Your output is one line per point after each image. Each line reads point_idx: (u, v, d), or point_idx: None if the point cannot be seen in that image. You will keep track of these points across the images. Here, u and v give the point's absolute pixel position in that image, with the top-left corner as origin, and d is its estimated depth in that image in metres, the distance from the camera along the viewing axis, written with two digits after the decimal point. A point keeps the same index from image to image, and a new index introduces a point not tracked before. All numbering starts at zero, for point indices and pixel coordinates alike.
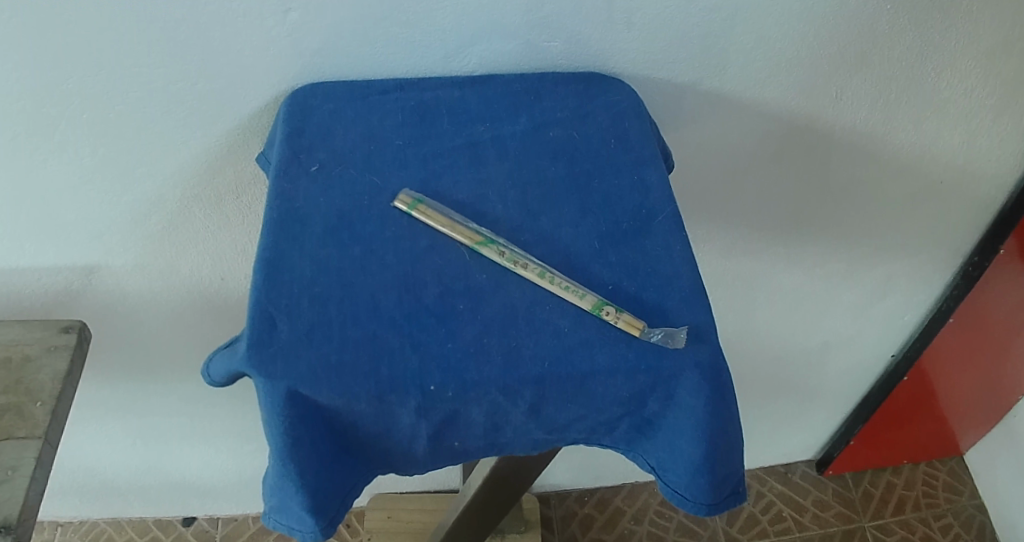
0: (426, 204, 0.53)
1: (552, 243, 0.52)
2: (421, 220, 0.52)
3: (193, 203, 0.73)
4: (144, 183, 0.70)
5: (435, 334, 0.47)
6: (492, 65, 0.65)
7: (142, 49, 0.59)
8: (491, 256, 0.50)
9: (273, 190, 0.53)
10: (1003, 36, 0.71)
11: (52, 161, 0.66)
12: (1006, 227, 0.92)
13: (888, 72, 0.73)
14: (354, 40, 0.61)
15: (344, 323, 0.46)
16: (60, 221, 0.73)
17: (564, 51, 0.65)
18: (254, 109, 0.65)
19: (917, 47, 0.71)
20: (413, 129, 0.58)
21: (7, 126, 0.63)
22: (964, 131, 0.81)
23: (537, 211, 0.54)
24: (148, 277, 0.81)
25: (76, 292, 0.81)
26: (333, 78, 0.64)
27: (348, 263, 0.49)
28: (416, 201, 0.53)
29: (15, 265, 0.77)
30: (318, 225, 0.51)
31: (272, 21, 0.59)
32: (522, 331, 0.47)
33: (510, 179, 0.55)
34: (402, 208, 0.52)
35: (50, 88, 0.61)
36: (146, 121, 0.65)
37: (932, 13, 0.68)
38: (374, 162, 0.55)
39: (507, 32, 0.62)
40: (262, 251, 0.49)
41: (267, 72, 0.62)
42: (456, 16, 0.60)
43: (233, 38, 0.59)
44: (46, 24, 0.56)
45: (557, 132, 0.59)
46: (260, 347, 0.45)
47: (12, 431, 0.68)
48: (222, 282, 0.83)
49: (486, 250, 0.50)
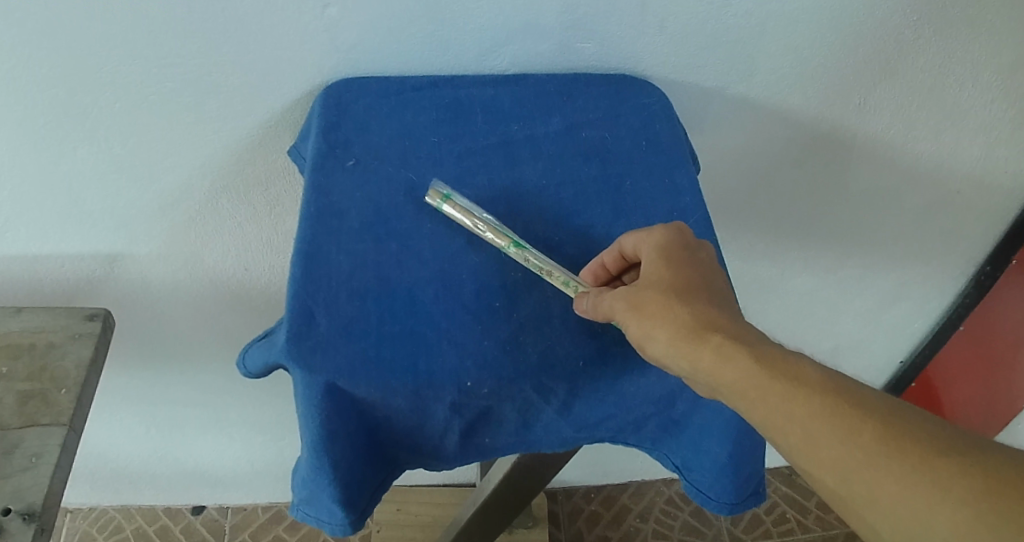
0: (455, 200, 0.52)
1: (585, 245, 0.53)
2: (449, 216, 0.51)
3: (220, 195, 0.74)
4: (172, 173, 0.71)
5: (472, 331, 0.47)
6: (525, 65, 0.65)
7: (178, 41, 0.60)
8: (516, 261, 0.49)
9: (310, 183, 0.53)
10: None
11: (81, 149, 0.67)
12: (1013, 244, 0.93)
13: (912, 82, 0.74)
14: (390, 35, 0.61)
15: (383, 318, 0.47)
16: (87, 209, 0.73)
17: (597, 52, 0.65)
18: (287, 103, 0.66)
19: (943, 57, 0.71)
20: (447, 126, 0.58)
21: (39, 113, 0.63)
22: (983, 143, 0.81)
23: (571, 211, 0.54)
24: (171, 266, 0.81)
25: (98, 280, 0.81)
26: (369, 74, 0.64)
27: (386, 258, 0.50)
28: (445, 195, 0.52)
29: (40, 252, 0.78)
30: (356, 219, 0.52)
31: (311, 15, 0.59)
32: (557, 331, 0.48)
33: (544, 178, 0.56)
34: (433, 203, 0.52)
35: (84, 78, 0.61)
36: (177, 112, 0.65)
37: (958, 26, 0.69)
38: (410, 159, 0.56)
39: (542, 31, 0.63)
40: (300, 245, 0.50)
41: (304, 66, 0.63)
42: (493, 15, 0.61)
43: (271, 32, 0.60)
44: (84, 12, 0.57)
45: (589, 133, 0.59)
46: (299, 339, 0.46)
47: (37, 418, 0.69)
48: (244, 273, 0.83)
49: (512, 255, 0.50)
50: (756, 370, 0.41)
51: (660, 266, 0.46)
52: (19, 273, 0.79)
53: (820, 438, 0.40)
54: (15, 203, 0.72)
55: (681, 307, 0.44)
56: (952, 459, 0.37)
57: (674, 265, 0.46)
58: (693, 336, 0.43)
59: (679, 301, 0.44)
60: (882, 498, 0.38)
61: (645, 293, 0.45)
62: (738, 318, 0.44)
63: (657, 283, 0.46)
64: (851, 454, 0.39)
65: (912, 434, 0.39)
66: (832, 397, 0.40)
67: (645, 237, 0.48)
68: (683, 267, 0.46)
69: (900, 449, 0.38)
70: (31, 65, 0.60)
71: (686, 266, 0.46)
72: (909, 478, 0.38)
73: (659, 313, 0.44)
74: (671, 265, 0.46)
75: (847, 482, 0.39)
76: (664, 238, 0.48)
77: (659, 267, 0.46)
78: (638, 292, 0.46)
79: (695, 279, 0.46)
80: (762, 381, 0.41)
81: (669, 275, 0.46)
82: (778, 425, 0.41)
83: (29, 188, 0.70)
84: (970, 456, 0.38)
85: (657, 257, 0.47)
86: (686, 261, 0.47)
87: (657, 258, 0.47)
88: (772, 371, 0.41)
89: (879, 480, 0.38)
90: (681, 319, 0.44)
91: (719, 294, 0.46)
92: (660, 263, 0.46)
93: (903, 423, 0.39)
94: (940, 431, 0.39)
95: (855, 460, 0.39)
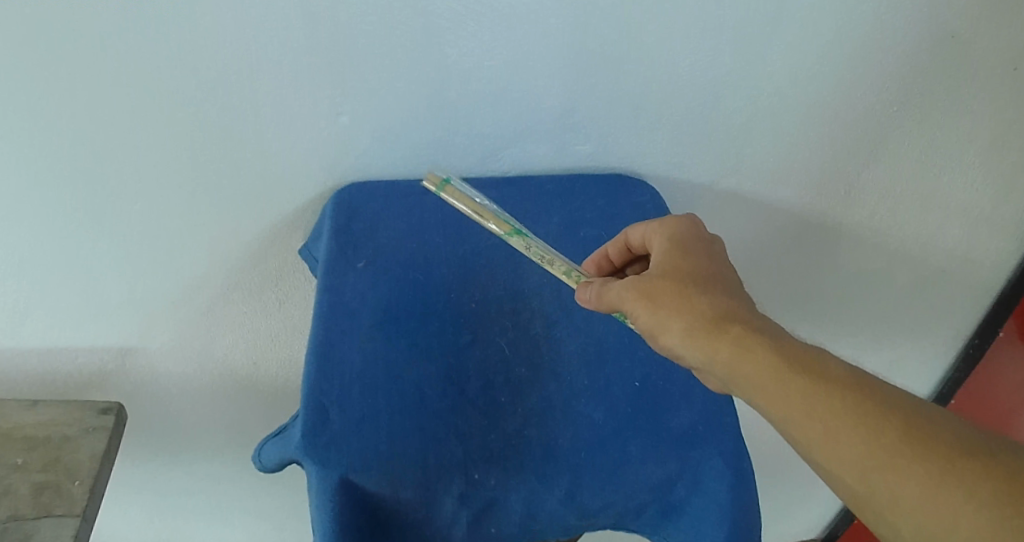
0: (452, 187, 0.59)
1: (586, 337, 0.57)
2: (448, 200, 0.58)
3: (231, 292, 0.77)
4: (188, 268, 0.75)
5: (478, 425, 0.51)
6: (524, 166, 0.71)
7: (198, 148, 0.64)
8: (517, 247, 0.57)
9: (324, 284, 0.57)
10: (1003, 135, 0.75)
11: (101, 245, 0.71)
12: (987, 337, 0.96)
13: (896, 170, 0.77)
14: (397, 143, 0.67)
15: (392, 414, 0.50)
16: (103, 303, 0.76)
17: (592, 153, 0.71)
18: (300, 202, 0.71)
19: (925, 146, 0.75)
20: (453, 227, 0.62)
21: (61, 212, 0.67)
22: (961, 228, 0.85)
23: (573, 307, 0.58)
24: (181, 360, 0.84)
25: (108, 372, 0.83)
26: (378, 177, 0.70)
27: (396, 355, 0.53)
28: (443, 181, 0.58)
29: (54, 343, 0.80)
30: (366, 318, 0.55)
31: (325, 122, 0.64)
32: (559, 420, 0.53)
33: (545, 278, 0.60)
34: (431, 187, 0.58)
35: (106, 179, 0.65)
36: (195, 211, 0.70)
37: (937, 118, 0.73)
38: (418, 259, 0.60)
39: (541, 136, 0.69)
40: (314, 344, 0.53)
41: (318, 169, 0.68)
42: (494, 125, 0.67)
43: (288, 141, 0.65)
44: (111, 121, 0.61)
45: (588, 233, 0.67)
46: (313, 435, 0.48)
47: (51, 509, 0.70)
48: (254, 367, 0.86)
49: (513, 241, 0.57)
50: (771, 361, 0.46)
51: (679, 258, 0.53)
52: (33, 365, 0.81)
53: (837, 434, 0.43)
54: (33, 298, 0.75)
55: (700, 298, 0.50)
56: (967, 453, 0.41)
57: (691, 257, 0.53)
58: (710, 326, 0.49)
59: (694, 294, 0.50)
60: (902, 497, 0.41)
61: (658, 285, 0.52)
62: (752, 309, 0.50)
63: (675, 272, 0.52)
64: (868, 450, 0.42)
65: (934, 434, 0.42)
66: (849, 391, 0.44)
67: (657, 229, 0.56)
68: (699, 260, 0.53)
69: (918, 444, 0.42)
70: (64, 170, 0.64)
71: (703, 258, 0.53)
72: (928, 474, 0.41)
73: (672, 304, 0.50)
74: (685, 261, 0.53)
75: (866, 479, 0.42)
76: (680, 232, 0.55)
77: (679, 259, 0.53)
78: (658, 281, 0.52)
79: (711, 271, 0.52)
80: (776, 371, 0.46)
81: (687, 266, 0.52)
82: (794, 414, 0.45)
83: (47, 284, 0.73)
84: (988, 456, 0.40)
85: (670, 255, 0.54)
86: (702, 254, 0.54)
87: (677, 253, 0.54)
88: (789, 358, 0.46)
89: (897, 477, 0.41)
90: (700, 308, 0.50)
91: (731, 284, 0.52)
92: (679, 256, 0.53)
93: (924, 417, 0.43)
94: (958, 427, 0.42)
95: (874, 457, 0.42)
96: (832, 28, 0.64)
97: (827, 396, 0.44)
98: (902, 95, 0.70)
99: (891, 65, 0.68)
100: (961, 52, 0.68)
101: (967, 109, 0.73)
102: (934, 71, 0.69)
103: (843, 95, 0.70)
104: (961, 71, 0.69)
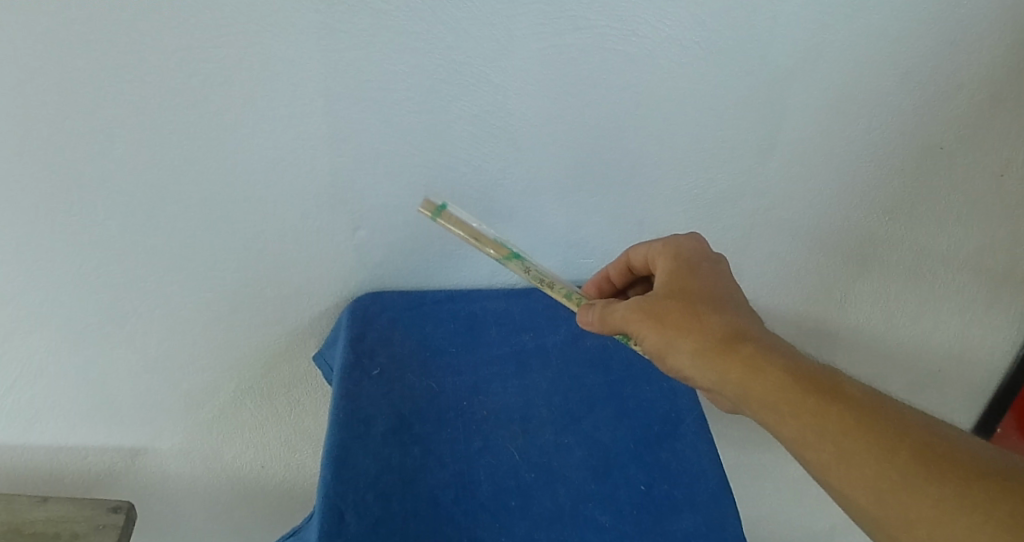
0: (447, 213, 0.65)
1: (594, 444, 0.64)
2: (445, 225, 0.64)
3: (245, 397, 0.82)
4: (205, 372, 0.79)
5: (491, 528, 0.57)
6: (534, 277, 0.79)
7: (218, 254, 0.70)
8: (518, 271, 0.66)
9: (340, 390, 0.63)
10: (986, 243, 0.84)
11: (120, 348, 0.75)
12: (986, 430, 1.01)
13: (885, 277, 0.86)
14: (412, 256, 0.73)
15: (406, 518, 0.56)
16: (117, 404, 0.80)
17: (596, 265, 0.79)
18: (316, 312, 0.77)
19: (914, 254, 0.84)
20: (464, 338, 0.70)
21: (82, 315, 0.71)
22: (958, 322, 0.91)
23: (579, 415, 0.66)
24: (190, 461, 0.86)
25: (118, 472, 0.85)
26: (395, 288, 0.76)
27: (410, 462, 0.59)
28: (439, 207, 0.65)
29: (63, 444, 0.82)
30: (381, 426, 0.61)
31: (344, 237, 0.71)
32: (568, 527, 0.58)
33: (553, 387, 0.68)
34: (427, 213, 0.64)
35: (128, 283, 0.70)
36: (215, 318, 0.75)
37: (920, 228, 0.82)
38: (431, 369, 0.67)
39: (549, 251, 0.77)
40: (330, 449, 0.59)
41: (336, 280, 0.74)
42: (504, 242, 0.75)
43: (308, 254, 0.72)
44: (139, 228, 0.66)
45: (593, 342, 0.72)
46: (330, 536, 0.54)
47: None
48: (261, 469, 0.90)
49: (513, 266, 0.66)
50: (776, 375, 0.54)
51: (691, 281, 0.61)
52: (42, 463, 0.83)
53: (842, 442, 0.51)
54: (54, 397, 0.77)
55: (712, 317, 0.58)
56: (955, 463, 0.48)
57: (700, 279, 0.61)
58: (722, 343, 0.56)
59: (702, 313, 0.58)
60: (905, 507, 0.48)
61: (665, 306, 0.59)
62: (755, 324, 0.58)
63: (687, 294, 0.60)
64: (870, 458, 0.50)
65: (926, 443, 0.49)
66: (841, 400, 0.52)
67: (664, 251, 0.65)
68: (707, 283, 0.61)
69: (913, 456, 0.49)
70: (108, 274, 0.69)
71: (710, 280, 0.62)
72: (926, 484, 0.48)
73: (681, 324, 0.58)
74: (689, 282, 0.61)
75: (867, 489, 0.50)
76: (689, 257, 0.64)
77: (691, 281, 0.61)
78: (672, 300, 0.60)
79: (718, 292, 0.61)
80: (783, 383, 0.53)
81: (697, 288, 0.61)
82: (795, 420, 0.52)
83: (65, 386, 0.77)
84: (975, 467, 0.48)
85: (676, 276, 0.62)
86: (709, 276, 0.62)
87: (687, 276, 0.62)
88: (792, 370, 0.54)
89: (899, 488, 0.49)
90: (712, 326, 0.57)
91: (734, 301, 0.60)
92: (690, 279, 0.62)
93: (913, 428, 0.50)
94: (946, 439, 0.50)
95: (878, 468, 0.49)
96: (809, 156, 0.74)
97: (823, 403, 0.52)
98: (892, 210, 0.80)
99: (865, 186, 0.77)
100: (952, 163, 0.76)
101: (962, 215, 0.81)
102: (930, 178, 0.77)
103: (818, 211, 0.79)
104: (954, 178, 0.77)
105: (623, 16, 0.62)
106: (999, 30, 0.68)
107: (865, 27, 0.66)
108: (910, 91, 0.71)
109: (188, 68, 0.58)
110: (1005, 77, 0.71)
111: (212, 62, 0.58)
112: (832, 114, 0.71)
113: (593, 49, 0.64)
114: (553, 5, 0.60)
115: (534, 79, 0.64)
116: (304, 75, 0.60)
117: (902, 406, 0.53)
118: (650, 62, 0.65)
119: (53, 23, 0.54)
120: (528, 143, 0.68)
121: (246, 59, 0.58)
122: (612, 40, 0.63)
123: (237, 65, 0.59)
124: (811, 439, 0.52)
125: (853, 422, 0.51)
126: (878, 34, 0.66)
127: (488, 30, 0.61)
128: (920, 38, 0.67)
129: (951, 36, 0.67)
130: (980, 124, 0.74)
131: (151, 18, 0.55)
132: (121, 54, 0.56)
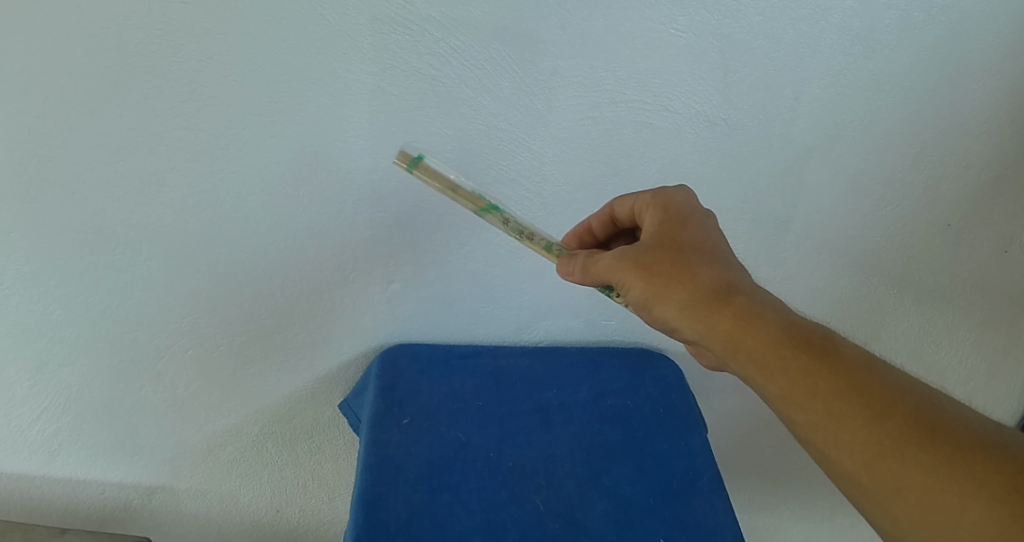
0: (423, 164, 0.61)
1: (615, 499, 0.66)
2: (420, 175, 0.61)
3: (267, 439, 0.84)
4: (228, 415, 0.81)
5: None
6: (557, 336, 0.82)
7: (254, 300, 0.73)
8: (495, 222, 0.63)
9: (373, 436, 0.68)
10: (990, 317, 0.87)
11: (147, 388, 0.77)
12: None
13: (893, 350, 0.89)
14: (443, 310, 0.77)
15: None
16: (138, 443, 0.81)
17: (618, 327, 0.82)
18: (344, 360, 0.80)
19: (921, 327, 0.88)
20: (490, 392, 0.75)
21: (114, 353, 0.74)
22: (962, 392, 0.94)
23: (600, 470, 0.69)
24: (206, 502, 0.88)
25: (133, 508, 0.86)
26: (422, 341, 0.79)
27: (438, 508, 0.64)
28: (415, 159, 0.61)
29: (80, 480, 0.83)
30: (411, 472, 0.66)
31: (377, 289, 0.74)
32: None
33: (575, 441, 0.71)
34: (403, 164, 0.61)
35: (163, 324, 0.73)
36: (245, 362, 0.77)
37: (927, 302, 0.85)
38: (458, 420, 0.72)
39: (571, 311, 0.80)
40: (363, 492, 0.63)
41: (368, 331, 0.78)
42: (529, 300, 0.78)
43: (342, 304, 0.75)
44: (178, 270, 0.69)
45: (613, 402, 0.76)
46: None
47: None
48: (276, 512, 0.91)
49: (491, 217, 0.63)
50: (767, 333, 0.52)
51: (683, 230, 0.58)
52: (57, 496, 0.83)
53: (836, 409, 0.49)
54: (76, 431, 0.79)
55: (704, 270, 0.56)
56: (959, 440, 0.46)
57: (693, 229, 0.58)
58: (714, 297, 0.54)
59: (693, 265, 0.56)
60: (902, 479, 0.47)
61: (655, 255, 0.57)
62: (747, 280, 0.56)
63: (678, 243, 0.57)
64: (863, 426, 0.48)
65: (926, 416, 0.48)
66: (833, 362, 0.51)
67: (651, 201, 0.61)
68: (700, 233, 0.58)
69: (912, 429, 0.47)
70: (144, 311, 0.71)
71: (702, 230, 0.58)
72: (928, 461, 0.46)
73: (671, 276, 0.55)
74: (678, 233, 0.58)
75: (858, 456, 0.48)
76: (683, 205, 0.60)
77: (683, 230, 0.58)
78: (664, 250, 0.57)
79: (712, 243, 0.58)
80: (772, 342, 0.52)
81: (689, 239, 0.58)
82: (781, 378, 0.51)
83: (90, 422, 0.78)
84: (980, 445, 0.46)
85: (665, 227, 0.59)
86: (702, 225, 0.59)
87: (679, 224, 0.59)
88: (784, 329, 0.52)
89: (895, 460, 0.47)
90: (705, 279, 0.55)
91: (726, 254, 0.57)
92: (682, 228, 0.58)
93: (912, 400, 0.49)
94: (947, 414, 0.48)
95: (873, 437, 0.48)
96: (822, 230, 0.78)
97: (812, 363, 0.51)
98: (898, 283, 0.83)
99: (875, 258, 0.81)
100: (958, 239, 0.80)
101: (966, 289, 0.84)
102: (937, 252, 0.81)
103: (828, 281, 0.82)
104: (959, 253, 0.81)
105: (656, 91, 0.66)
106: (1002, 119, 0.72)
107: (878, 110, 0.70)
108: (919, 172, 0.75)
109: (245, 121, 0.62)
110: (1009, 162, 0.75)
111: (267, 117, 0.62)
112: (846, 192, 0.75)
113: (626, 122, 0.68)
114: (592, 79, 0.65)
115: (569, 147, 0.69)
116: (352, 135, 0.64)
117: (900, 376, 0.51)
118: (680, 137, 0.69)
119: (124, 74, 0.58)
120: (559, 208, 0.72)
121: (300, 116, 0.63)
122: (645, 113, 0.68)
123: (292, 122, 0.63)
124: (798, 397, 0.50)
125: (844, 385, 0.50)
126: (890, 118, 0.71)
127: (529, 99, 0.65)
128: (930, 123, 0.71)
129: (960, 122, 0.72)
130: (986, 205, 0.77)
131: (216, 73, 0.59)
132: (183, 104, 0.60)
